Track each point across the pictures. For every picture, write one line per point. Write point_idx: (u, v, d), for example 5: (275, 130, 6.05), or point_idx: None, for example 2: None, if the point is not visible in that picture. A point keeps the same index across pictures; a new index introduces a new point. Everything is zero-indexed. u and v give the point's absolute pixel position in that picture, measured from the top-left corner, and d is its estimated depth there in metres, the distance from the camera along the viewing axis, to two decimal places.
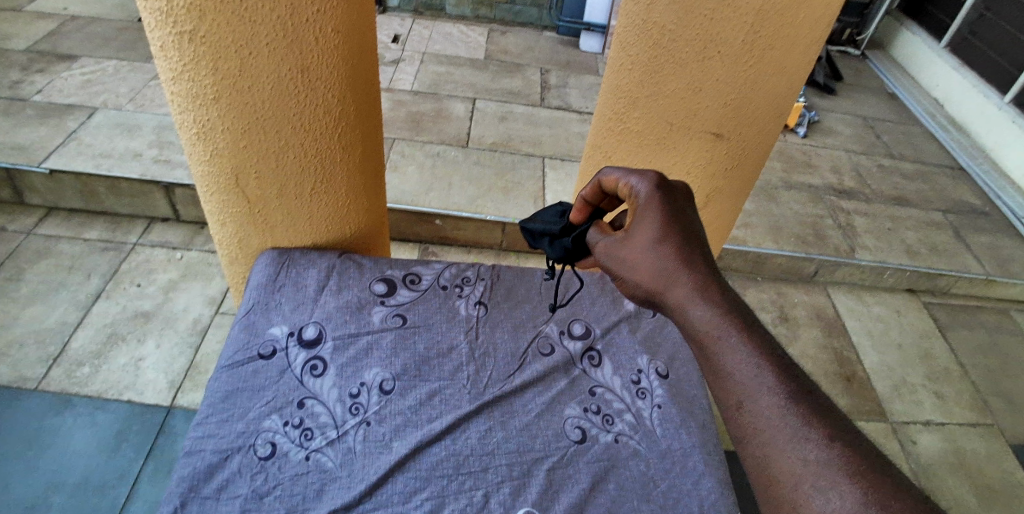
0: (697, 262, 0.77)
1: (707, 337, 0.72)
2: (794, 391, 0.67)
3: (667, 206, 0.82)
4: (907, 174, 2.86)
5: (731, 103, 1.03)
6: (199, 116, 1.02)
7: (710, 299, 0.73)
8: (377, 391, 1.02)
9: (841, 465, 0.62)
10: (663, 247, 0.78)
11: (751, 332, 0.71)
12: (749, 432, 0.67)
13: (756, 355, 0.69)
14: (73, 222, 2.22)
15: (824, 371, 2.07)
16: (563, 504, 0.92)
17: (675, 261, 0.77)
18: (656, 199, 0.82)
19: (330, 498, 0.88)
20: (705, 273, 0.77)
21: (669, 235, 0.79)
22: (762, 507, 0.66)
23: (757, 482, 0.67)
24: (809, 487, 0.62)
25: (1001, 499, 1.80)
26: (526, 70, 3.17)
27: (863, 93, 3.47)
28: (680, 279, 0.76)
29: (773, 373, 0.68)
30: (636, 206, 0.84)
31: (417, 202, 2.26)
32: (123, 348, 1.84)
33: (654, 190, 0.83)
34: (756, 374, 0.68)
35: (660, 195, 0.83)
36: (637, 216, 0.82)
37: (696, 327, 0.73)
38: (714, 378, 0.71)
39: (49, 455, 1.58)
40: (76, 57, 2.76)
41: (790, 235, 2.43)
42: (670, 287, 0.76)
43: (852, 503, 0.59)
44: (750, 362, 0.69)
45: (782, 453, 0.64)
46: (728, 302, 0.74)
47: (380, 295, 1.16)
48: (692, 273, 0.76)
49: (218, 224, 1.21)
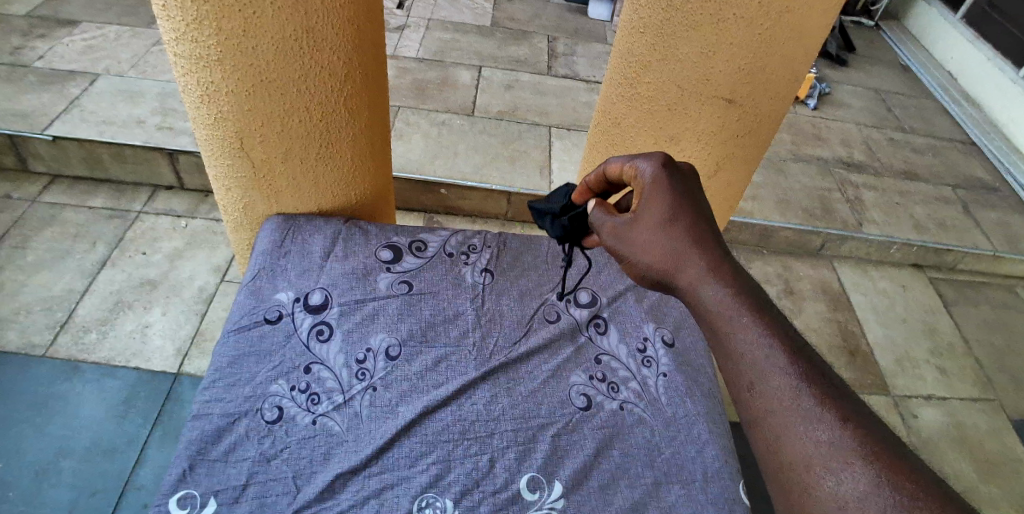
0: (707, 242, 0.76)
1: (719, 318, 0.71)
2: (807, 371, 0.66)
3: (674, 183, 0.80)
4: (918, 148, 2.81)
5: (746, 67, 0.99)
6: (204, 79, 1.00)
7: (721, 279, 0.72)
8: (383, 357, 1.02)
9: (854, 445, 0.61)
10: (672, 227, 0.76)
11: (764, 312, 0.70)
12: (763, 415, 0.66)
13: (769, 336, 0.68)
14: (77, 189, 2.21)
15: (828, 345, 2.08)
16: (567, 469, 0.92)
17: (685, 242, 0.76)
18: (664, 179, 0.80)
19: (337, 461, 0.89)
20: (716, 253, 0.75)
21: (677, 215, 0.77)
22: (774, 490, 0.66)
23: (769, 465, 0.66)
24: (822, 468, 0.62)
25: (998, 472, 1.81)
26: (533, 38, 3.11)
27: (876, 65, 3.40)
28: (692, 261, 0.74)
29: (786, 354, 0.67)
30: (643, 187, 0.80)
31: (422, 171, 2.24)
32: (130, 315, 1.86)
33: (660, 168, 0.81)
34: (769, 355, 0.67)
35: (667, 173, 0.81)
36: (643, 197, 0.80)
37: (708, 309, 0.72)
38: (727, 359, 0.70)
39: (60, 420, 1.60)
40: (77, 22, 2.72)
41: (798, 208, 2.41)
42: (680, 268, 0.75)
43: (864, 483, 0.59)
44: (763, 343, 0.68)
45: (795, 435, 0.64)
46: (739, 282, 0.73)
47: (386, 261, 1.16)
48: (703, 253, 0.75)
49: (224, 191, 1.20)
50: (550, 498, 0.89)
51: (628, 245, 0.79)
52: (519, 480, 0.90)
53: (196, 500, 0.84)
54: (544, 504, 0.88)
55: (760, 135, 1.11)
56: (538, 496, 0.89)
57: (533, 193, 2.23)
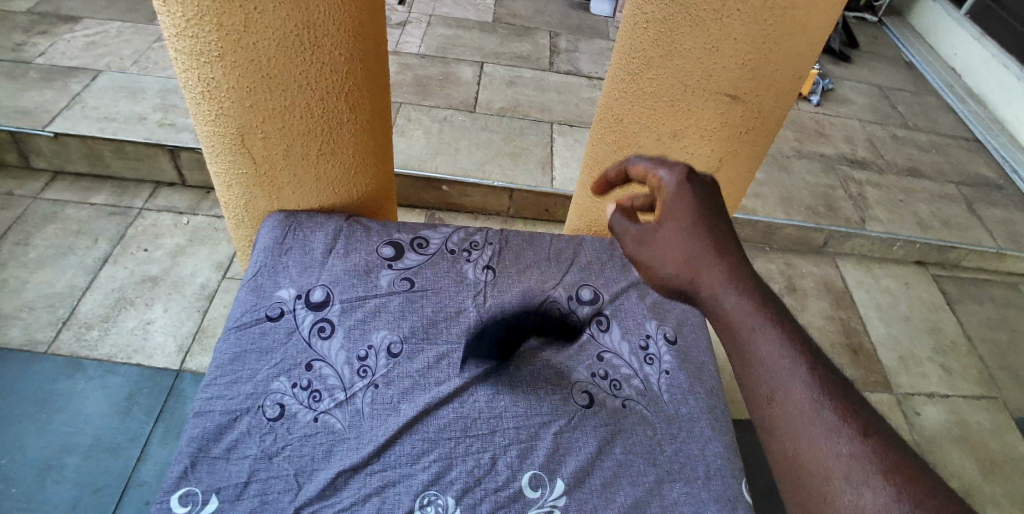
0: (728, 250, 0.78)
1: (738, 324, 0.72)
2: (828, 382, 0.67)
3: (695, 193, 0.83)
4: (922, 145, 2.80)
5: (749, 63, 0.98)
6: (205, 75, 0.99)
7: (741, 287, 0.74)
8: (385, 354, 1.02)
9: (874, 458, 0.62)
10: (692, 236, 0.79)
11: (783, 323, 0.71)
12: (781, 424, 0.66)
13: (789, 345, 0.69)
14: (79, 186, 2.21)
15: (830, 343, 2.07)
16: (569, 467, 0.92)
17: (706, 249, 0.78)
18: (687, 187, 0.84)
19: (339, 458, 0.89)
20: (736, 262, 0.77)
21: (699, 224, 0.80)
22: (789, 499, 0.66)
23: (784, 473, 0.67)
24: (842, 480, 0.62)
25: (1001, 470, 1.81)
26: (535, 34, 3.10)
27: (879, 61, 3.38)
28: (713, 267, 0.76)
29: (806, 364, 0.68)
30: (666, 194, 0.84)
31: (424, 168, 2.23)
32: (132, 312, 1.86)
33: (682, 179, 0.85)
34: (790, 364, 0.68)
35: (689, 184, 0.84)
36: (666, 204, 0.83)
37: (727, 315, 0.73)
38: (745, 366, 0.70)
39: (62, 416, 1.60)
40: (78, 18, 2.71)
41: (801, 205, 2.40)
42: (701, 275, 0.77)
43: (881, 502, 0.60)
44: (783, 351, 0.68)
45: (815, 444, 0.64)
46: (759, 291, 0.74)
47: (388, 258, 1.15)
48: (724, 261, 0.77)
49: (225, 187, 1.20)
50: (552, 496, 0.89)
51: (651, 248, 0.82)
52: (521, 478, 0.90)
53: (198, 497, 0.84)
54: (546, 501, 0.88)
55: (763, 131, 1.10)
56: (540, 494, 0.89)
57: (535, 190, 2.23)
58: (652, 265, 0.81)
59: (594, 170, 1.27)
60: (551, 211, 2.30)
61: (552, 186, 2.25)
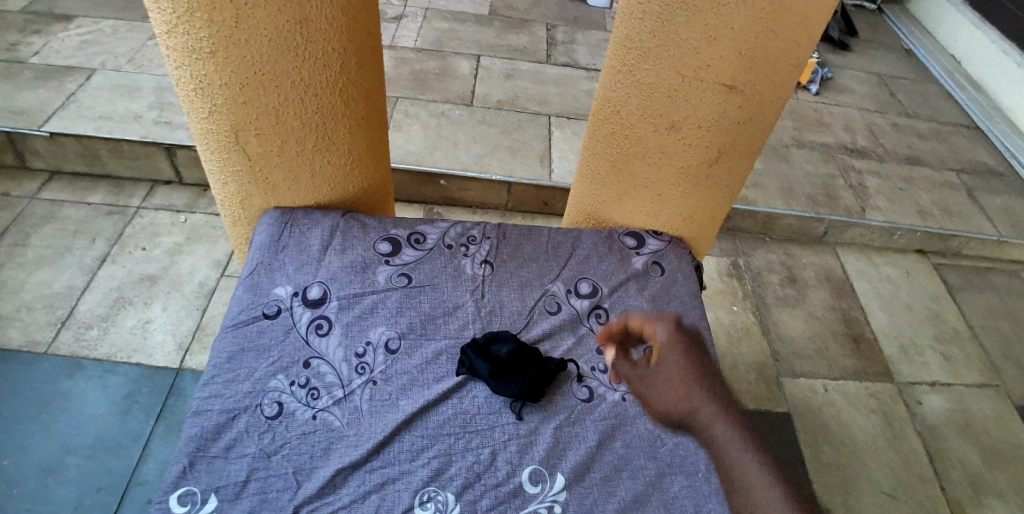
0: (719, 398, 1.00)
1: (738, 461, 0.93)
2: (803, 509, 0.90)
3: (686, 349, 1.06)
4: (922, 133, 2.79)
5: (746, 52, 0.97)
6: (197, 71, 0.98)
7: (735, 432, 0.96)
8: (383, 350, 1.02)
9: None
10: (693, 384, 1.01)
11: (766, 462, 0.94)
12: (758, 509, 0.89)
13: (775, 480, 0.91)
14: (76, 185, 2.21)
15: (832, 333, 2.07)
16: (569, 461, 0.92)
17: (706, 397, 1.00)
18: (680, 344, 1.07)
19: (339, 455, 0.89)
20: (726, 406, 1.00)
21: (694, 377, 1.02)
22: None
23: None
24: None
25: (1003, 458, 1.81)
26: (532, 26, 3.08)
27: (879, 49, 3.36)
28: (713, 415, 0.98)
29: (787, 496, 0.90)
30: (665, 346, 1.06)
31: (422, 163, 2.22)
32: (131, 311, 1.85)
33: (676, 337, 1.08)
34: (778, 496, 0.89)
35: (681, 342, 1.07)
36: (665, 354, 1.05)
37: (728, 452, 0.94)
38: (743, 494, 0.90)
39: (63, 417, 1.60)
40: (72, 17, 2.70)
41: (801, 195, 2.39)
42: (705, 418, 0.98)
43: None
44: (774, 484, 0.91)
45: None
46: (746, 435, 0.97)
47: (385, 254, 1.14)
48: (718, 410, 0.99)
49: (220, 185, 1.19)
50: (552, 491, 0.88)
51: (648, 387, 1.02)
52: (521, 473, 0.90)
53: (197, 496, 0.83)
54: (547, 496, 0.88)
55: (762, 122, 1.09)
56: (541, 489, 0.88)
57: (534, 183, 2.22)
58: (651, 401, 1.00)
59: (591, 163, 1.26)
60: (550, 204, 2.29)
61: (551, 179, 2.24)
